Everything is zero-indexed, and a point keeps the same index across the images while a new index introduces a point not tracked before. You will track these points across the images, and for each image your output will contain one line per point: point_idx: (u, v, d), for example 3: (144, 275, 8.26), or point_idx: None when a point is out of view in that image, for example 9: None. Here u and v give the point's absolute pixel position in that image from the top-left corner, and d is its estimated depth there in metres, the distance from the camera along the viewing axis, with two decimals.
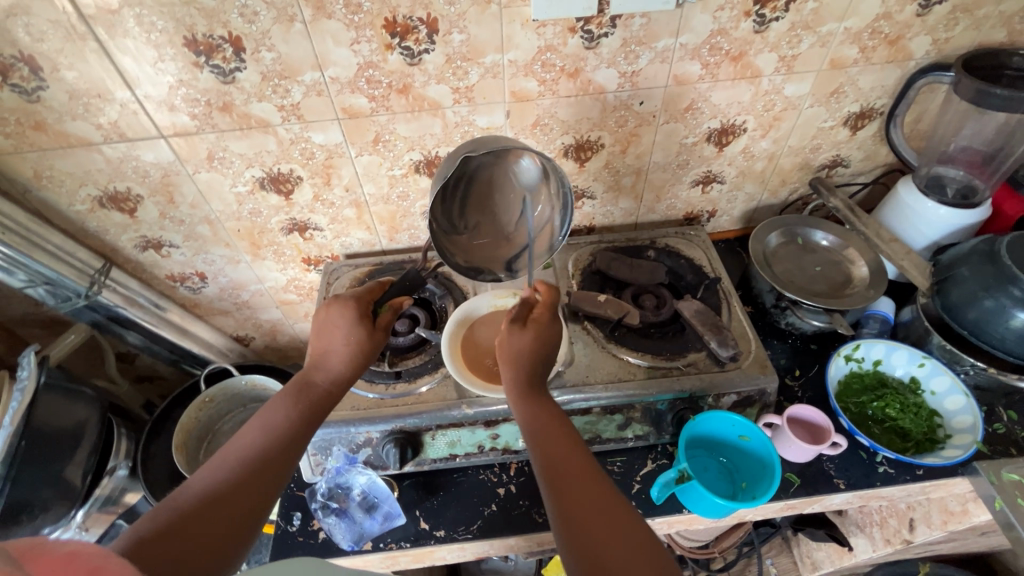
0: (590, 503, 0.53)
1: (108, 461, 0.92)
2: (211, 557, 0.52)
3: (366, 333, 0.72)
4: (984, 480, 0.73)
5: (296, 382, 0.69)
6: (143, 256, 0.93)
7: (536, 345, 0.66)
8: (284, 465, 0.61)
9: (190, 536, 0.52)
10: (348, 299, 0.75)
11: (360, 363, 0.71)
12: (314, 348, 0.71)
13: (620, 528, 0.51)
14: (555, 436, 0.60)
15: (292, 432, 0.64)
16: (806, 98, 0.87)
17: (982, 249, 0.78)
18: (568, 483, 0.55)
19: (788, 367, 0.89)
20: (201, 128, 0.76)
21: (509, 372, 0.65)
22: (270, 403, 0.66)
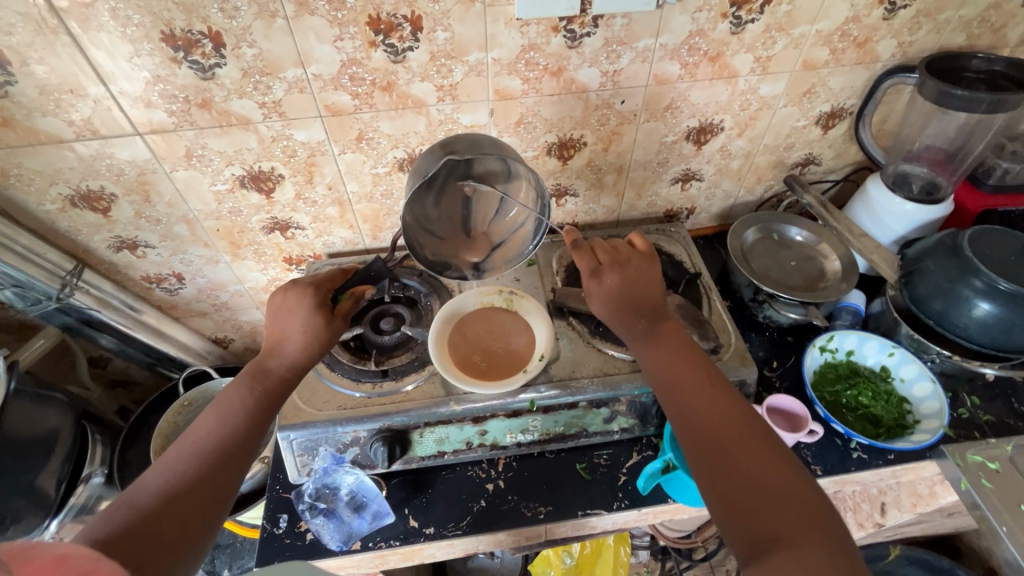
0: (721, 425, 0.60)
1: (83, 468, 0.89)
2: (174, 546, 0.54)
3: (323, 321, 0.72)
4: (951, 463, 0.77)
5: (251, 369, 0.69)
6: (117, 257, 0.91)
7: (623, 290, 0.72)
8: (243, 450, 0.63)
9: (149, 531, 0.53)
10: (305, 285, 0.74)
11: (317, 349, 0.71)
12: (272, 335, 0.71)
13: (757, 455, 0.57)
14: (681, 379, 0.66)
15: (246, 418, 0.65)
16: (780, 98, 0.89)
17: (946, 243, 0.82)
18: (698, 417, 0.62)
19: (766, 359, 0.92)
20: (179, 125, 0.74)
21: (613, 322, 0.72)
22: (225, 393, 0.67)
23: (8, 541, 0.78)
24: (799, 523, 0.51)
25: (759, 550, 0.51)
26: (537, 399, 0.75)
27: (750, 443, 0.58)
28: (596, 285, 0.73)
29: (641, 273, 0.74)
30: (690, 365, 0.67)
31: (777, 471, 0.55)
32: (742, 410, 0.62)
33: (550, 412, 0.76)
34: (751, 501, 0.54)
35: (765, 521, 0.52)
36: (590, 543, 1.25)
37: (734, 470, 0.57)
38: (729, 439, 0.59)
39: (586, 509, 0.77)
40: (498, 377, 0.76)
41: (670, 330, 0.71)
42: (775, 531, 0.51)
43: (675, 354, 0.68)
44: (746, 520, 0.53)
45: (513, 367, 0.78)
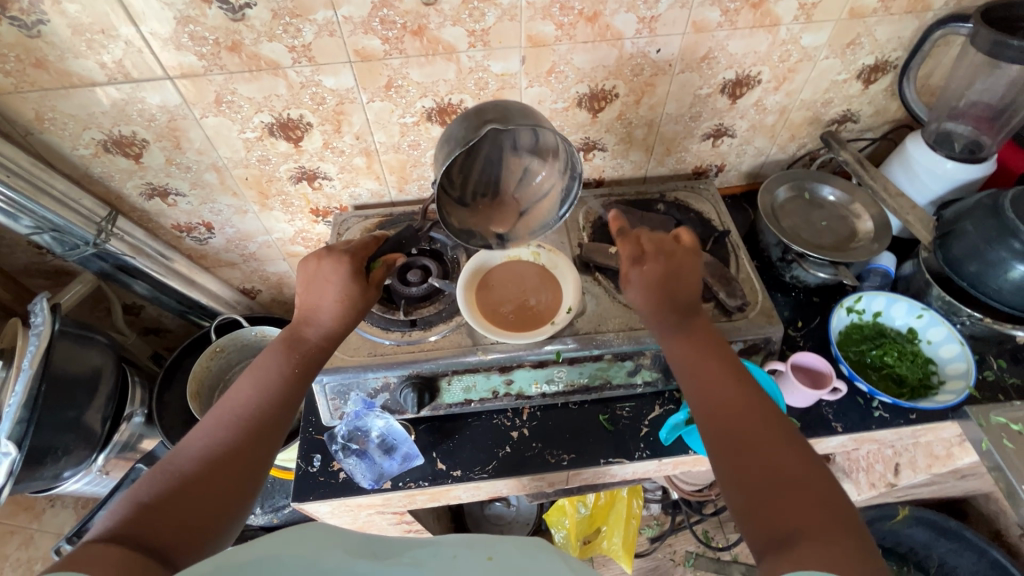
0: (742, 418, 0.58)
1: (125, 408, 0.94)
2: (211, 517, 0.54)
3: (358, 288, 0.71)
4: (974, 424, 0.77)
5: (287, 335, 0.70)
6: (149, 205, 0.92)
7: (664, 279, 0.70)
8: (278, 422, 0.63)
9: (188, 494, 0.54)
10: (341, 254, 0.72)
11: (353, 319, 0.71)
12: (307, 304, 0.71)
13: (780, 451, 0.55)
14: (707, 372, 0.64)
15: (285, 384, 0.65)
16: (822, 49, 0.86)
17: (986, 204, 0.80)
18: (722, 408, 0.60)
19: (791, 319, 0.91)
20: (209, 68, 0.74)
21: (649, 311, 0.70)
22: (261, 359, 0.67)
23: (59, 471, 0.83)
24: (819, 517, 0.49)
25: (779, 541, 0.48)
26: (564, 350, 0.76)
27: (776, 443, 0.55)
28: (636, 273, 0.71)
29: (682, 266, 0.71)
30: (719, 360, 0.65)
31: (799, 470, 0.53)
32: (768, 409, 0.59)
33: (575, 364, 0.78)
34: (774, 495, 0.51)
35: (784, 513, 0.50)
36: (604, 495, 1.30)
37: (758, 464, 0.54)
38: (756, 433, 0.56)
39: (608, 457, 0.79)
40: (524, 328, 0.77)
41: (702, 327, 0.69)
42: (794, 524, 0.49)
43: (707, 349, 0.66)
44: (766, 512, 0.51)
45: (541, 319, 0.78)
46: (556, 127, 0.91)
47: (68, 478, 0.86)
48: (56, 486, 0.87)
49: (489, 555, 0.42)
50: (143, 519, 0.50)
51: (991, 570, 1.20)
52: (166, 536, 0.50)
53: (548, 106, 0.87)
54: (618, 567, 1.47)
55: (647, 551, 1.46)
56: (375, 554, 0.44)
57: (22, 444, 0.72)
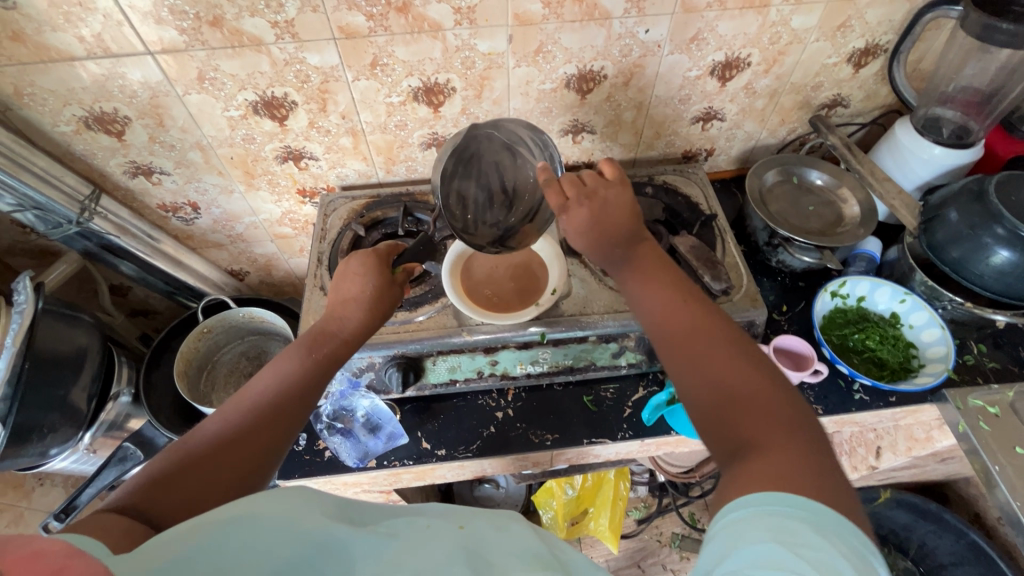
0: (689, 341, 0.56)
1: (112, 387, 0.94)
2: (219, 490, 0.51)
3: (385, 282, 0.70)
4: (952, 406, 0.78)
5: (312, 331, 0.67)
6: (133, 183, 0.91)
7: (595, 220, 0.63)
8: (299, 409, 0.60)
9: (202, 471, 0.51)
10: (367, 252, 0.71)
11: (377, 316, 0.69)
12: (334, 299, 0.69)
13: (735, 368, 0.52)
14: (656, 293, 0.61)
15: (306, 378, 0.62)
16: (812, 32, 0.85)
17: (971, 188, 0.80)
18: (673, 333, 0.57)
19: (776, 303, 0.92)
20: (190, 44, 0.72)
21: (582, 245, 0.65)
22: (284, 352, 0.64)
23: (46, 448, 0.83)
24: (772, 424, 0.47)
25: (736, 450, 0.47)
26: (548, 332, 0.76)
27: (726, 357, 0.53)
28: (562, 221, 0.64)
29: (610, 202, 0.64)
30: (670, 287, 0.61)
31: (756, 387, 0.50)
32: (718, 331, 0.56)
33: (560, 345, 0.78)
34: (726, 413, 0.50)
35: (739, 427, 0.48)
36: (591, 477, 1.32)
37: (711, 391, 0.52)
38: (706, 357, 0.54)
39: (591, 437, 0.80)
40: (510, 308, 0.77)
41: (644, 252, 0.64)
42: (754, 439, 0.47)
43: (657, 281, 0.61)
44: (725, 428, 0.49)
45: (525, 299, 0.79)
46: (544, 109, 0.90)
47: (56, 456, 0.86)
48: (42, 464, 0.88)
49: (460, 524, 0.44)
50: (155, 492, 0.48)
51: (968, 551, 1.23)
52: (173, 508, 0.48)
53: (536, 87, 0.87)
54: (604, 548, 1.51)
55: (634, 532, 1.50)
56: (352, 519, 0.45)
57: (5, 419, 0.74)
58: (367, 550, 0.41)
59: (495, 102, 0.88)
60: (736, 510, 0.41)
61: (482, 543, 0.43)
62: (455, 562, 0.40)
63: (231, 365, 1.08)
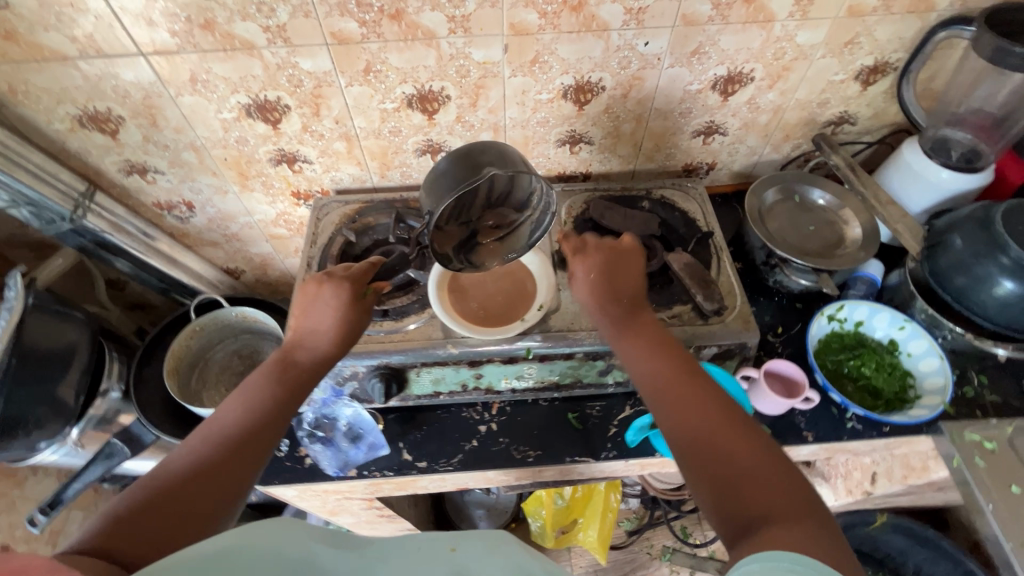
0: (686, 411, 0.59)
1: (101, 383, 0.94)
2: (198, 518, 0.52)
3: (355, 313, 0.70)
4: (947, 440, 0.76)
5: (279, 360, 0.68)
6: (128, 181, 0.91)
7: (608, 275, 0.72)
8: (273, 434, 0.61)
9: (178, 504, 0.52)
10: (341, 280, 0.71)
11: (345, 341, 0.69)
12: (301, 326, 0.69)
13: (736, 440, 0.55)
14: (657, 357, 0.65)
15: (273, 407, 0.63)
16: (818, 48, 0.83)
17: (977, 216, 0.78)
18: (670, 402, 0.60)
19: (772, 324, 0.90)
20: (182, 46, 0.72)
21: (591, 300, 0.72)
22: (249, 381, 0.65)
23: (32, 443, 0.84)
24: (776, 498, 0.50)
25: (744, 525, 0.49)
26: (534, 347, 0.75)
27: (724, 428, 0.57)
28: (581, 271, 0.74)
29: (626, 262, 0.74)
30: (666, 356, 0.65)
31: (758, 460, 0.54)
32: (715, 403, 0.59)
33: (546, 360, 0.77)
34: (731, 485, 0.52)
35: (746, 500, 0.51)
36: (581, 488, 1.31)
37: (712, 464, 0.54)
38: (706, 427, 0.57)
39: (575, 456, 0.79)
40: (495, 323, 0.77)
41: (641, 317, 0.70)
42: (758, 508, 0.50)
43: (653, 346, 0.66)
44: (731, 500, 0.52)
45: (512, 314, 0.78)
46: (541, 119, 0.89)
47: (43, 449, 0.87)
48: (29, 457, 0.87)
49: (451, 546, 0.41)
50: (130, 529, 0.49)
51: None
52: (148, 542, 0.49)
53: (532, 97, 0.85)
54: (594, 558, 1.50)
55: (624, 544, 1.49)
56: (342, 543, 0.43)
57: None
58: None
59: (490, 111, 0.86)
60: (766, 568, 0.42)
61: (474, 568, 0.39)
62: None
63: (223, 363, 1.09)
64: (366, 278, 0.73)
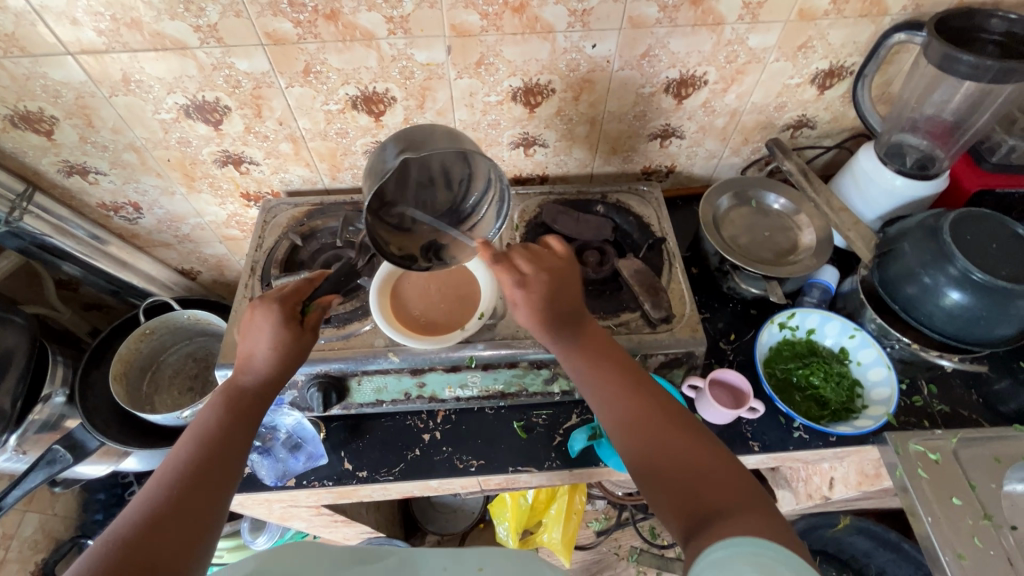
0: (641, 426, 0.58)
1: (42, 389, 0.92)
2: (180, 544, 0.50)
3: (290, 334, 0.66)
4: (891, 450, 0.76)
5: (222, 391, 0.65)
6: (69, 182, 0.89)
7: (552, 295, 0.65)
8: (233, 451, 0.59)
9: (150, 536, 0.49)
10: (272, 300, 0.67)
11: (290, 361, 0.66)
12: (242, 352, 0.66)
13: (688, 443, 0.55)
14: (605, 374, 0.63)
15: (223, 432, 0.60)
16: (771, 51, 0.81)
17: (927, 224, 0.77)
18: (624, 421, 0.59)
19: (724, 331, 0.89)
20: (111, 46, 0.70)
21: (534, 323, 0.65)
22: (196, 418, 0.62)
23: None
24: (732, 490, 0.50)
25: (704, 523, 0.48)
26: (476, 355, 0.74)
27: (675, 434, 0.56)
28: (521, 294, 0.65)
29: (567, 276, 0.67)
30: (617, 371, 0.63)
31: (711, 458, 0.53)
32: (669, 410, 0.59)
33: (489, 369, 0.76)
34: (690, 489, 0.51)
35: (706, 498, 0.50)
36: (546, 490, 1.31)
37: (673, 474, 0.53)
38: (664, 438, 0.56)
39: (518, 465, 0.78)
40: (436, 332, 0.75)
41: (588, 328, 0.67)
42: (715, 501, 0.49)
43: (601, 363, 0.64)
44: (692, 505, 0.50)
45: (454, 322, 0.76)
46: (492, 121, 0.87)
47: None
48: None
49: (479, 566, 0.47)
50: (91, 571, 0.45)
51: None
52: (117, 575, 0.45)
53: (481, 99, 0.83)
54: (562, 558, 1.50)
55: (592, 544, 1.49)
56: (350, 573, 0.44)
57: None
58: None
59: (438, 113, 0.84)
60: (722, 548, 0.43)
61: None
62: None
63: (177, 366, 1.07)
64: (301, 296, 0.70)
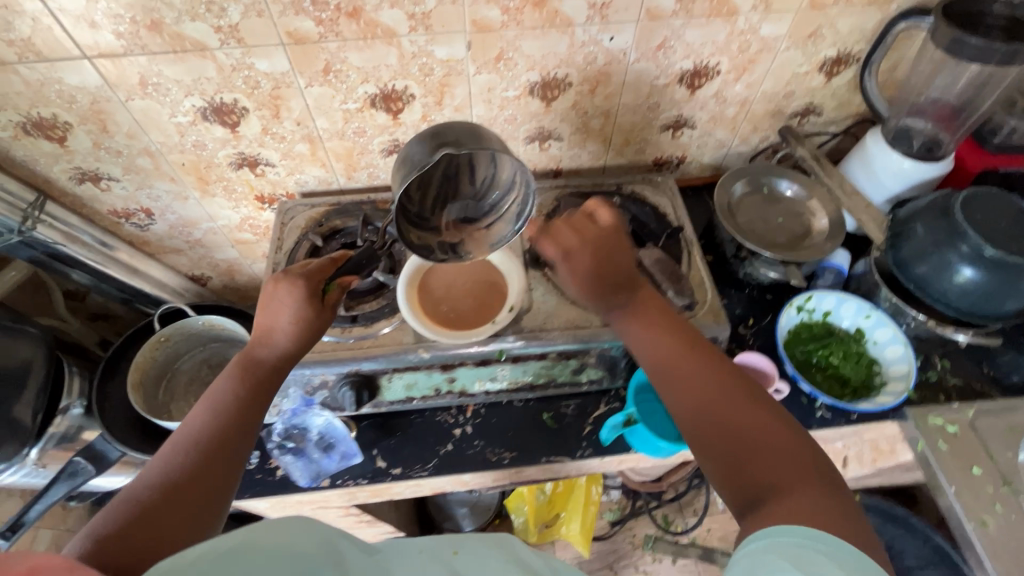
0: (692, 389, 0.57)
1: (61, 400, 0.91)
2: (190, 517, 0.51)
3: (313, 311, 0.67)
4: (911, 425, 0.78)
5: (238, 360, 0.65)
6: (81, 189, 0.88)
7: (595, 264, 0.66)
8: (247, 424, 0.61)
9: (166, 508, 0.51)
10: (296, 275, 0.67)
11: (309, 339, 0.67)
12: (261, 324, 0.66)
13: (742, 408, 0.54)
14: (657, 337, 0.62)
15: (240, 403, 0.61)
16: (782, 40, 0.83)
17: (938, 205, 0.79)
18: (675, 378, 0.59)
19: (743, 316, 0.91)
20: (129, 49, 0.69)
21: (580, 291, 0.67)
22: (213, 387, 0.63)
23: None
24: (783, 465, 0.50)
25: (753, 497, 0.49)
26: (507, 348, 0.74)
27: (731, 398, 0.55)
28: (565, 265, 0.67)
29: (611, 242, 0.67)
30: (671, 333, 0.62)
31: (764, 426, 0.53)
32: (724, 371, 0.58)
33: (519, 361, 0.77)
34: (739, 459, 0.51)
35: (756, 471, 0.50)
36: (563, 482, 1.32)
37: (723, 441, 0.53)
38: (718, 404, 0.55)
39: (550, 456, 0.79)
40: (464, 326, 0.76)
41: (639, 291, 0.66)
42: (764, 476, 0.49)
43: (655, 325, 0.63)
44: (739, 476, 0.51)
45: (482, 316, 0.77)
46: (508, 116, 0.88)
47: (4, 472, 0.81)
48: None
49: (453, 549, 0.50)
50: (118, 548, 0.46)
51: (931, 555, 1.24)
52: (137, 549, 0.47)
53: (499, 94, 0.84)
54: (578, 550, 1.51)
55: (607, 535, 1.50)
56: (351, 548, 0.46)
57: None
58: None
59: (456, 109, 0.85)
60: (756, 539, 0.44)
61: (470, 565, 0.48)
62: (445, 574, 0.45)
63: (192, 373, 1.06)
64: (324, 274, 0.70)
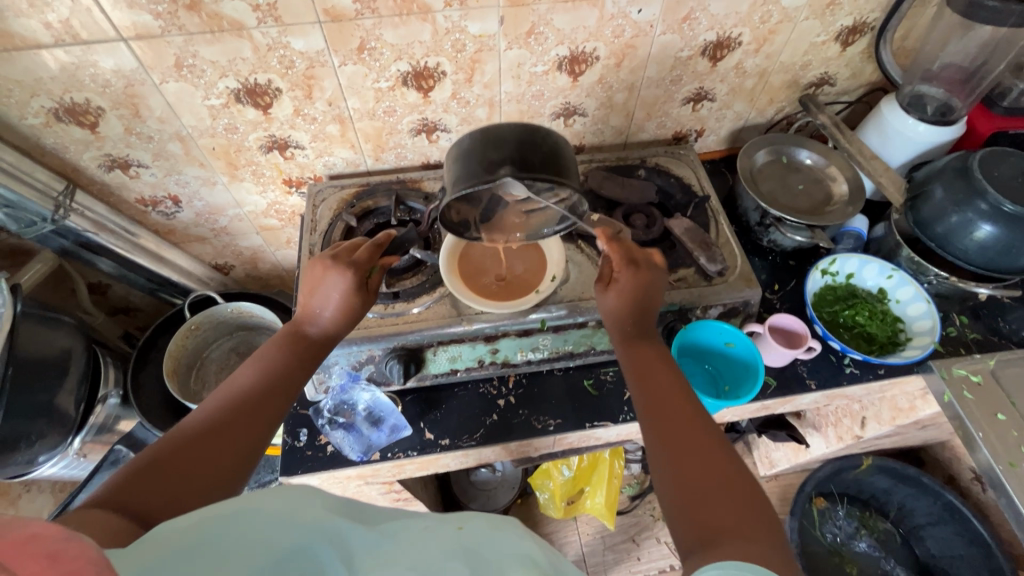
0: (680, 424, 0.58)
1: (99, 390, 0.91)
2: (206, 482, 0.52)
3: (359, 299, 0.68)
4: (937, 376, 0.81)
5: (291, 330, 0.68)
6: (109, 177, 0.87)
7: (638, 298, 0.69)
8: (282, 402, 0.62)
9: (184, 462, 0.52)
10: (345, 263, 0.68)
11: (349, 323, 0.68)
12: (308, 306, 0.68)
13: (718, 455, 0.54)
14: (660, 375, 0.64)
15: (288, 372, 0.64)
16: (802, 10, 0.85)
17: (955, 165, 0.82)
18: (667, 410, 0.59)
19: (769, 282, 0.93)
20: (166, 29, 0.69)
21: (613, 317, 0.70)
22: (264, 349, 0.66)
23: (34, 456, 0.81)
24: (745, 517, 0.48)
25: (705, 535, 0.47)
26: (548, 318, 0.76)
27: (714, 445, 0.55)
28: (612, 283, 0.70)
29: (651, 286, 0.70)
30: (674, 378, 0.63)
31: (733, 474, 0.52)
32: (706, 419, 0.58)
33: (560, 331, 0.78)
34: (705, 497, 0.50)
35: (714, 512, 0.49)
36: (587, 457, 1.35)
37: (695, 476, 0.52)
38: (699, 445, 0.55)
39: (594, 421, 0.81)
40: (504, 297, 0.77)
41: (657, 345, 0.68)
42: (720, 522, 0.48)
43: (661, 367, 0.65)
44: (699, 510, 0.50)
45: (522, 287, 0.78)
46: (536, 92, 0.89)
47: (45, 462, 0.84)
48: (30, 472, 0.85)
49: (458, 525, 0.45)
50: (132, 487, 0.48)
51: (943, 511, 1.29)
52: (150, 497, 0.48)
53: (528, 70, 0.85)
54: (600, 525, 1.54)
55: (628, 509, 1.53)
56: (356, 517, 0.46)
57: None
58: (364, 547, 0.43)
59: (485, 86, 0.86)
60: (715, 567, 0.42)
61: (476, 547, 0.42)
62: (450, 559, 0.40)
63: (222, 361, 1.06)
64: (372, 261, 0.70)
